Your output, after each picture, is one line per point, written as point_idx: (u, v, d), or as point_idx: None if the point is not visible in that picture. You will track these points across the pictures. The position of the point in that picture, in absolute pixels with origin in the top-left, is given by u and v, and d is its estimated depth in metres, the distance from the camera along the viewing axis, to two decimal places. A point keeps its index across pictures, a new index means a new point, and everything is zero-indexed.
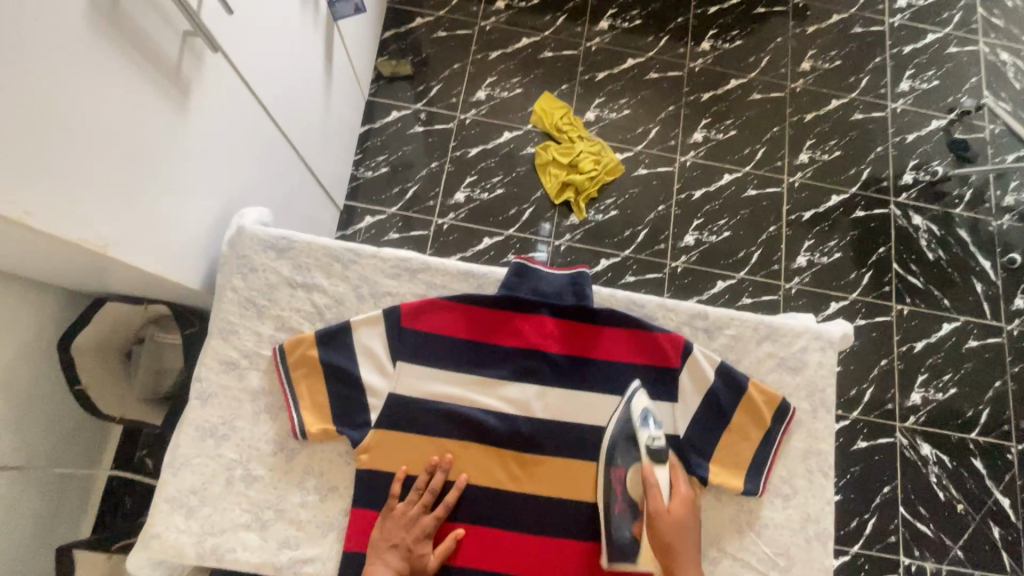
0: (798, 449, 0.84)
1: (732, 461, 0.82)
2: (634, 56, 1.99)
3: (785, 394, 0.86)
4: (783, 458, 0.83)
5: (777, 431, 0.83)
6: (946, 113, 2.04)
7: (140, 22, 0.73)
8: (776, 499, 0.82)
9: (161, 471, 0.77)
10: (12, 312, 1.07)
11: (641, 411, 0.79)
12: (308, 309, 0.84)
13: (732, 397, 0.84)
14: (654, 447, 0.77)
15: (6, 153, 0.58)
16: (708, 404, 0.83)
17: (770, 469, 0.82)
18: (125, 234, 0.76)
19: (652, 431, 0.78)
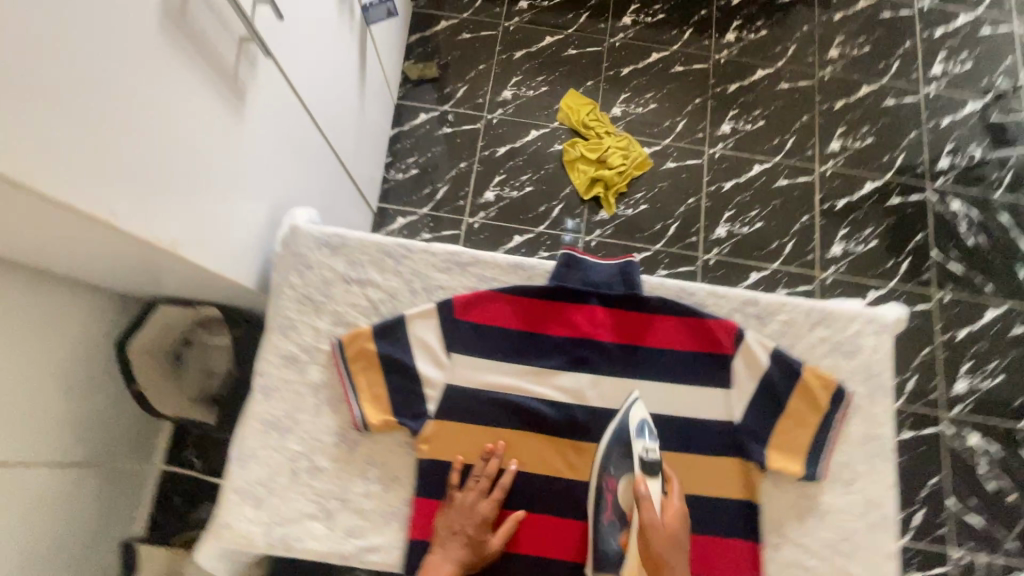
0: (857, 434, 0.83)
1: (789, 446, 0.81)
2: (659, 50, 1.99)
3: (840, 378, 0.85)
4: (841, 443, 0.83)
5: (835, 415, 0.82)
6: (981, 95, 2.00)
7: (203, 28, 0.76)
8: (836, 485, 0.81)
9: (229, 464, 0.79)
10: (73, 316, 1.12)
11: (638, 422, 0.77)
12: (363, 304, 0.86)
13: (787, 382, 0.83)
14: (644, 459, 0.74)
15: (93, 157, 0.61)
16: (763, 389, 0.83)
17: (829, 454, 0.82)
18: (190, 234, 0.79)
19: (646, 443, 0.75)
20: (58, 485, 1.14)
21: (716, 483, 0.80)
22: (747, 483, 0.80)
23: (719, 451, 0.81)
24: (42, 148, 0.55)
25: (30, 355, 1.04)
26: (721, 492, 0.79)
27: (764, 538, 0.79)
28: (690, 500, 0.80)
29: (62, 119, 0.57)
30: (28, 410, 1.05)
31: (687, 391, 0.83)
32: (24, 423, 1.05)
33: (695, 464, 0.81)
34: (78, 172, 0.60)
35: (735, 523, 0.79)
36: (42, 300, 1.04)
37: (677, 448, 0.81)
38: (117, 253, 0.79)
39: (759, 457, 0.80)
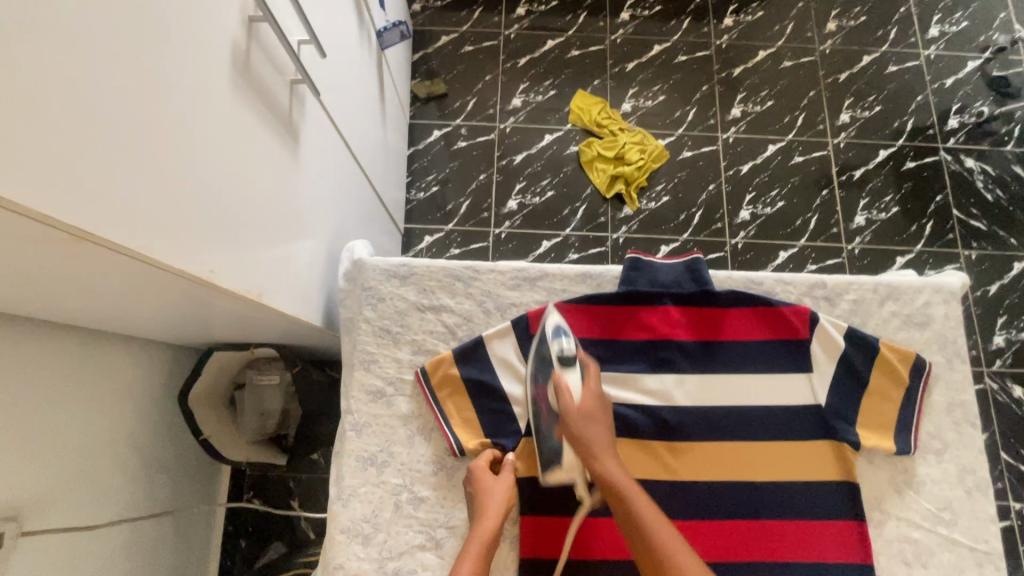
0: (940, 403, 0.84)
1: (876, 423, 0.83)
2: (660, 42, 2.00)
3: (916, 350, 0.87)
4: (927, 413, 0.84)
5: (917, 387, 0.83)
6: (980, 52, 2.02)
7: (263, 75, 0.76)
8: (928, 455, 0.82)
9: (331, 504, 0.79)
10: (132, 373, 1.12)
11: (554, 325, 0.80)
12: (439, 330, 0.87)
13: (867, 360, 0.84)
14: (559, 356, 0.77)
15: (189, 219, 0.63)
16: (845, 369, 0.84)
17: (918, 426, 0.83)
18: (268, 280, 0.80)
19: (561, 341, 0.77)
20: (135, 543, 1.14)
21: (811, 467, 0.81)
22: (841, 463, 0.81)
23: (809, 435, 0.82)
24: (151, 219, 0.57)
25: (98, 416, 1.04)
26: (817, 475, 0.81)
27: (867, 516, 0.80)
28: (788, 486, 0.80)
29: (164, 188, 0.58)
30: (101, 472, 1.05)
31: (770, 379, 0.84)
32: (99, 484, 1.05)
33: (788, 450, 0.82)
34: (179, 237, 0.61)
35: (836, 504, 0.80)
36: (105, 361, 1.04)
37: (769, 436, 0.82)
38: (195, 303, 0.80)
39: (851, 437, 0.81)
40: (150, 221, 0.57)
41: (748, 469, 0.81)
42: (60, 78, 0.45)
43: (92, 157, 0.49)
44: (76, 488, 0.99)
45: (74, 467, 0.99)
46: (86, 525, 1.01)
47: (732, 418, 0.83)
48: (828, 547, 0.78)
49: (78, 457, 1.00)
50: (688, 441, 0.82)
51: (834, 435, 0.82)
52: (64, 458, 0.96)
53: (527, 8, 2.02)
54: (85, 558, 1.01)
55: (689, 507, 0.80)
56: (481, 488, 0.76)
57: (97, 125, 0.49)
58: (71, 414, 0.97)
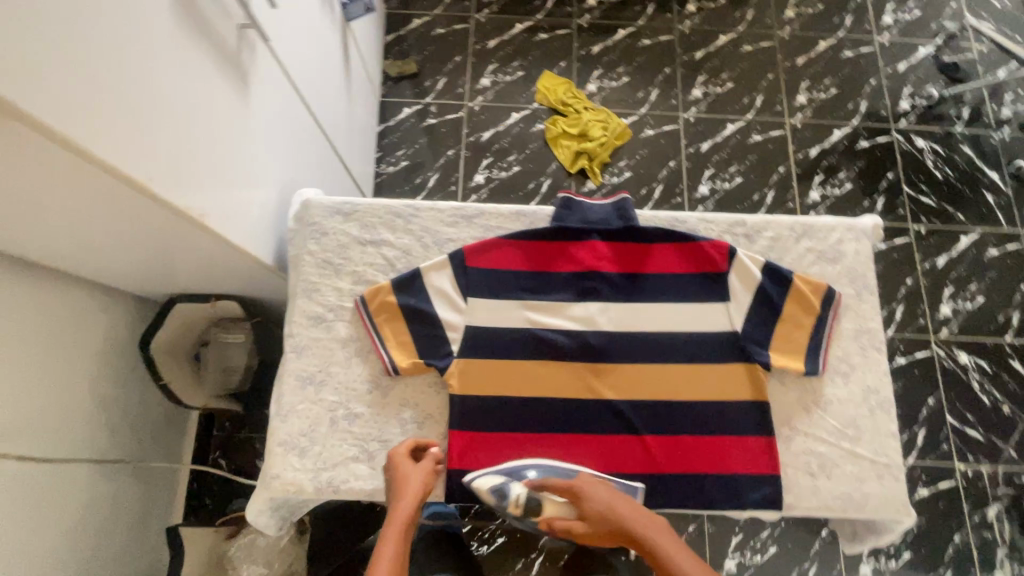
0: (849, 330, 0.90)
1: (787, 347, 0.88)
2: (625, 27, 2.08)
3: (828, 282, 0.92)
4: (836, 340, 0.89)
5: (826, 315, 0.89)
6: (932, 39, 2.11)
7: (211, 14, 0.82)
8: (836, 377, 0.87)
9: (270, 420, 0.83)
10: (96, 320, 1.16)
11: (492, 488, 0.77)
12: (380, 262, 0.92)
13: (781, 291, 0.90)
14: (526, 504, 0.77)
15: (128, 126, 0.68)
16: (761, 298, 0.90)
17: (826, 350, 0.88)
18: (214, 207, 0.85)
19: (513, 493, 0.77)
20: (93, 484, 1.17)
21: (725, 387, 0.86)
22: (752, 383, 0.86)
23: (724, 357, 0.87)
24: (85, 115, 0.62)
25: (60, 356, 1.08)
26: (729, 396, 0.86)
27: (776, 433, 0.85)
28: (703, 404, 0.86)
29: (100, 89, 0.64)
30: (60, 411, 1.10)
31: (689, 308, 0.90)
32: (55, 422, 1.08)
33: (704, 372, 0.87)
34: (113, 140, 0.66)
35: (747, 419, 0.85)
36: (70, 304, 1.09)
37: (687, 359, 0.87)
38: (146, 233, 0.85)
39: (763, 358, 0.86)
40: (87, 116, 0.62)
41: (667, 389, 0.86)
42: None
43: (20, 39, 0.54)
44: (35, 424, 1.04)
45: (34, 402, 1.03)
46: (40, 458, 1.05)
47: (652, 343, 0.88)
48: (739, 457, 0.83)
49: (34, 392, 1.03)
50: (611, 365, 0.87)
51: (748, 357, 0.87)
52: (19, 391, 1.00)
53: None
54: (41, 489, 1.05)
55: (609, 424, 0.85)
56: (400, 473, 0.77)
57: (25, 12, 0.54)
58: (32, 353, 1.02)
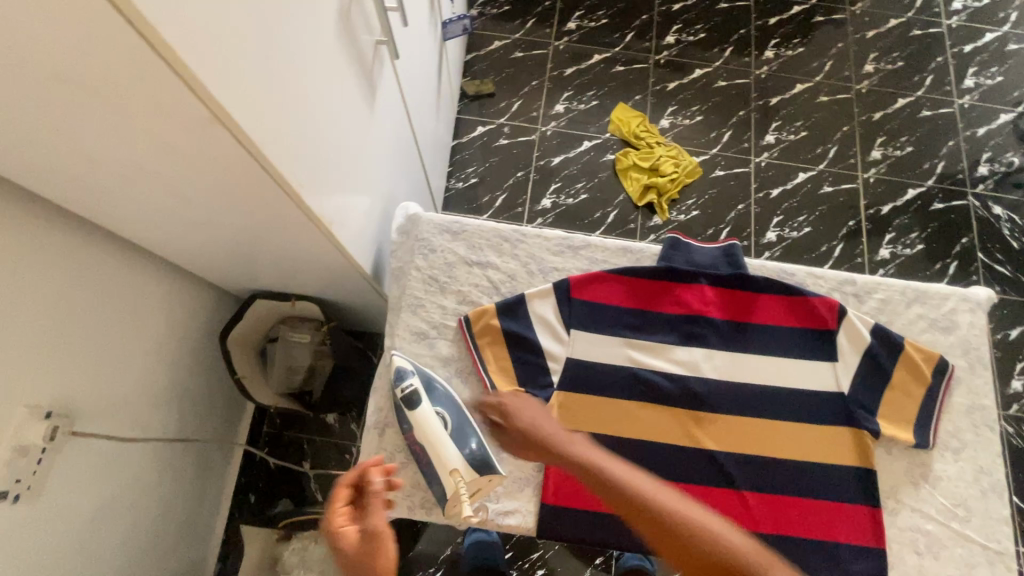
0: (961, 404, 0.87)
1: (896, 414, 0.85)
2: (702, 67, 2.09)
3: (940, 352, 0.89)
4: (947, 413, 0.86)
5: (939, 386, 0.86)
6: (1013, 106, 2.08)
7: (362, 32, 0.85)
8: (946, 453, 0.84)
9: (367, 433, 0.83)
10: (183, 307, 1.18)
11: (398, 366, 0.82)
12: (484, 284, 0.92)
13: (892, 356, 0.87)
14: (406, 396, 0.79)
15: (292, 135, 0.71)
16: (872, 361, 0.87)
17: (937, 423, 0.85)
18: (333, 212, 0.87)
19: (405, 382, 0.80)
20: (159, 468, 1.18)
21: (830, 449, 0.84)
22: (858, 450, 0.83)
23: (830, 417, 0.85)
24: (267, 125, 0.65)
25: (147, 340, 1.10)
26: (834, 460, 0.83)
27: (882, 504, 0.82)
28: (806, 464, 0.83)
29: (280, 99, 0.67)
30: (141, 395, 1.11)
31: (795, 363, 0.88)
32: (136, 404, 1.10)
33: (810, 432, 0.84)
34: (280, 149, 0.69)
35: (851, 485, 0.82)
36: (163, 290, 1.12)
37: (791, 417, 0.85)
38: (269, 232, 0.88)
39: (872, 425, 0.84)
40: (267, 125, 0.66)
41: (771, 445, 0.84)
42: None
43: (230, 45, 0.56)
44: (118, 406, 1.05)
45: (120, 384, 1.05)
46: (118, 440, 1.05)
47: (756, 396, 0.86)
48: (845, 523, 0.80)
49: (121, 374, 1.05)
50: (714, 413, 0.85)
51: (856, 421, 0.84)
52: (110, 372, 1.02)
53: (578, 23, 2.14)
54: (117, 470, 1.06)
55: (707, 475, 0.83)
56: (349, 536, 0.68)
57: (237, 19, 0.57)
58: (125, 335, 1.04)
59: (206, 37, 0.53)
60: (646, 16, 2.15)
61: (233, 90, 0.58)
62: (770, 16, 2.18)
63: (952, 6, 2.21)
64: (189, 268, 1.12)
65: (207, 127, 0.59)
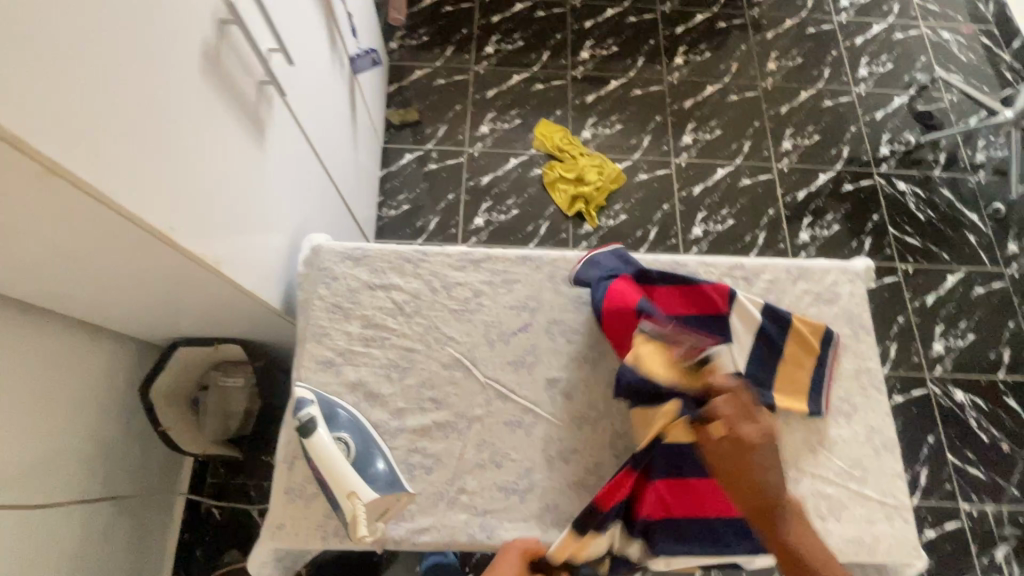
0: (849, 370, 0.92)
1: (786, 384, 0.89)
2: (618, 78, 2.19)
3: (827, 323, 0.95)
4: (837, 380, 0.91)
5: (827, 355, 0.91)
6: (906, 90, 2.24)
7: (234, 72, 0.85)
8: (839, 418, 0.89)
9: (276, 467, 0.83)
10: (100, 365, 1.15)
11: (298, 396, 0.82)
12: (389, 306, 0.93)
13: (783, 332, 0.92)
14: (303, 423, 0.78)
15: (160, 182, 0.70)
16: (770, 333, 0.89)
17: (828, 390, 0.90)
18: (228, 253, 0.86)
19: (304, 409, 0.80)
20: (86, 535, 1.14)
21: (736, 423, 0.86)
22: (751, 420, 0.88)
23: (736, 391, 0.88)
24: (124, 174, 0.64)
25: (61, 402, 1.07)
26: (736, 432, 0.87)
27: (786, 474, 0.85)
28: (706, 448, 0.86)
29: (137, 146, 0.66)
30: (58, 460, 1.07)
31: None
32: (52, 471, 1.06)
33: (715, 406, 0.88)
34: (146, 197, 0.68)
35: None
36: (76, 349, 1.09)
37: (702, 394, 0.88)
38: (160, 282, 0.86)
39: (768, 400, 0.88)
40: (125, 175, 0.64)
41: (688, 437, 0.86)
42: (43, 25, 0.53)
43: (63, 99, 0.56)
44: (31, 475, 1.01)
45: (33, 450, 1.01)
46: (34, 511, 1.01)
47: None
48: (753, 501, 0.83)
49: (34, 441, 1.01)
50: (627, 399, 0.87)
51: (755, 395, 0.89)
52: (20, 441, 0.98)
53: (495, 47, 2.22)
54: (34, 543, 1.01)
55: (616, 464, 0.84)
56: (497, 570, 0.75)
57: (72, 75, 0.56)
58: (34, 400, 1.01)
59: (31, 96, 0.52)
60: (560, 35, 2.25)
61: (75, 143, 0.57)
62: (677, 25, 2.30)
63: (841, 4, 2.38)
64: (100, 324, 1.10)
65: (52, 185, 0.58)
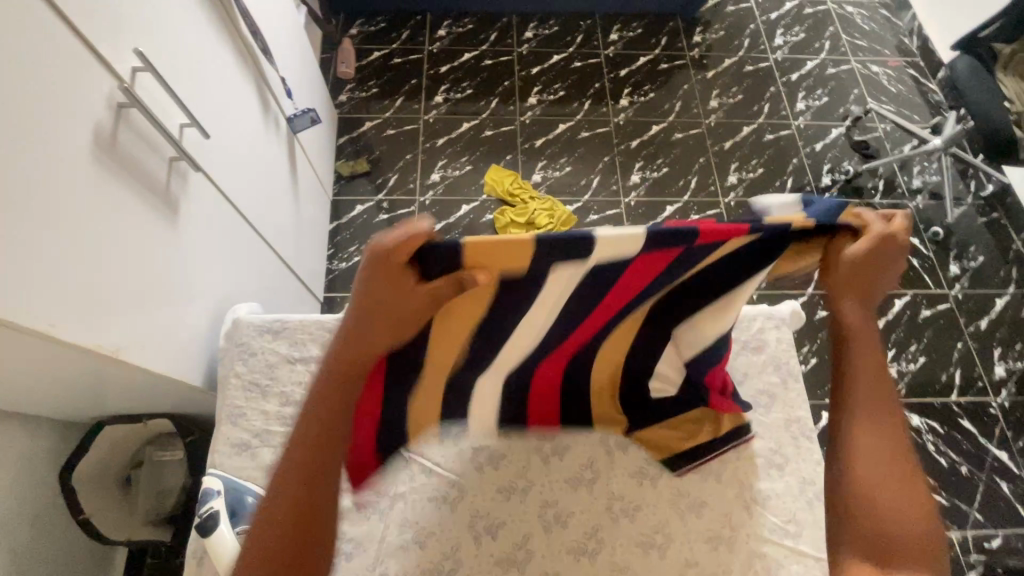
0: (765, 426, 0.99)
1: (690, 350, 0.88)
2: (565, 121, 2.24)
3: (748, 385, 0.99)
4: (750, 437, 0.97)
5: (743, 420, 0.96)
6: (842, 121, 2.33)
7: (135, 154, 0.84)
8: (755, 472, 0.95)
9: (186, 565, 0.81)
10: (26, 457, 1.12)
11: (205, 487, 0.83)
12: (308, 379, 0.95)
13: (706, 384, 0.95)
14: (203, 517, 0.79)
15: (50, 280, 0.67)
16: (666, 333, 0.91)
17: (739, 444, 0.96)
18: (136, 339, 0.82)
19: (209, 501, 0.81)
20: None
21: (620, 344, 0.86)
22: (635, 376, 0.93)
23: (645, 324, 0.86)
24: (3, 281, 0.61)
25: None
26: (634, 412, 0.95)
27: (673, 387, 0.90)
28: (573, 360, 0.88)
29: (21, 249, 0.64)
30: None
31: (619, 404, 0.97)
32: None
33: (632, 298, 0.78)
34: (33, 300, 0.65)
35: (657, 510, 0.93)
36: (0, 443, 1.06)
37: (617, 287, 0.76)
38: (64, 377, 0.81)
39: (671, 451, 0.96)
40: (5, 281, 0.61)
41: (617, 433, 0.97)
42: None
43: None
44: None
45: None
46: None
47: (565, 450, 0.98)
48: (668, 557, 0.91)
49: None
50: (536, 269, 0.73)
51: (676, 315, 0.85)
52: None
53: (445, 96, 2.26)
54: None
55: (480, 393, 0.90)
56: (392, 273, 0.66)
57: None
58: None
59: None
60: (508, 82, 2.30)
61: None
62: (621, 68, 2.38)
63: (775, 42, 2.50)
64: (19, 413, 1.06)
65: None
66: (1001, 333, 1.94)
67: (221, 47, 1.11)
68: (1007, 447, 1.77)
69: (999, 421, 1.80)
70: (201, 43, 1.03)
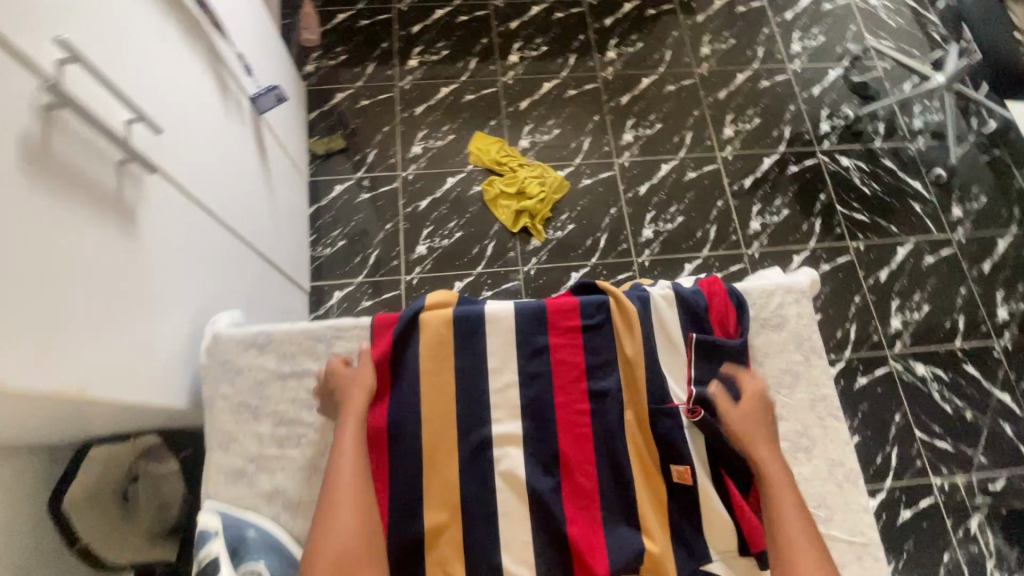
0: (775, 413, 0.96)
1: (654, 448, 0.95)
2: (550, 79, 2.10)
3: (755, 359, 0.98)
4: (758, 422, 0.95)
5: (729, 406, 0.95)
6: (839, 62, 2.22)
7: (75, 162, 0.73)
8: None
9: None
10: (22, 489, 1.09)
11: (202, 529, 0.85)
12: (303, 395, 0.96)
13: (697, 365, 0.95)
14: (201, 561, 0.80)
15: None
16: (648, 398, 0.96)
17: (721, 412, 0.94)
18: (99, 371, 0.73)
19: (208, 545, 0.82)
20: None
21: (580, 457, 0.95)
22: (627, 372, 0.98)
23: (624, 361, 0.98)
24: None
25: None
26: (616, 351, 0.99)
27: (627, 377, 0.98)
28: (564, 376, 0.98)
29: None
30: None
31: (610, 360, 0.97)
32: None
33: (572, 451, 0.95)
34: None
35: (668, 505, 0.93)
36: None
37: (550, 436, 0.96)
38: (30, 418, 0.74)
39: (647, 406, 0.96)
40: None
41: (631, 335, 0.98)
42: None
43: None
44: None
45: None
46: None
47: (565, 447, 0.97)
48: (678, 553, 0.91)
49: None
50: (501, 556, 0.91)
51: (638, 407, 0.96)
52: None
53: (419, 59, 2.09)
54: None
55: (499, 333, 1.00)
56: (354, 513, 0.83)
57: None
58: None
59: None
60: (485, 40, 2.14)
61: None
62: (605, 17, 2.22)
63: None
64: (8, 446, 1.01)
65: None
66: (1003, 275, 1.92)
67: (161, 23, 0.97)
68: (1010, 388, 1.77)
69: (1002, 362, 1.80)
70: (135, 20, 0.89)
